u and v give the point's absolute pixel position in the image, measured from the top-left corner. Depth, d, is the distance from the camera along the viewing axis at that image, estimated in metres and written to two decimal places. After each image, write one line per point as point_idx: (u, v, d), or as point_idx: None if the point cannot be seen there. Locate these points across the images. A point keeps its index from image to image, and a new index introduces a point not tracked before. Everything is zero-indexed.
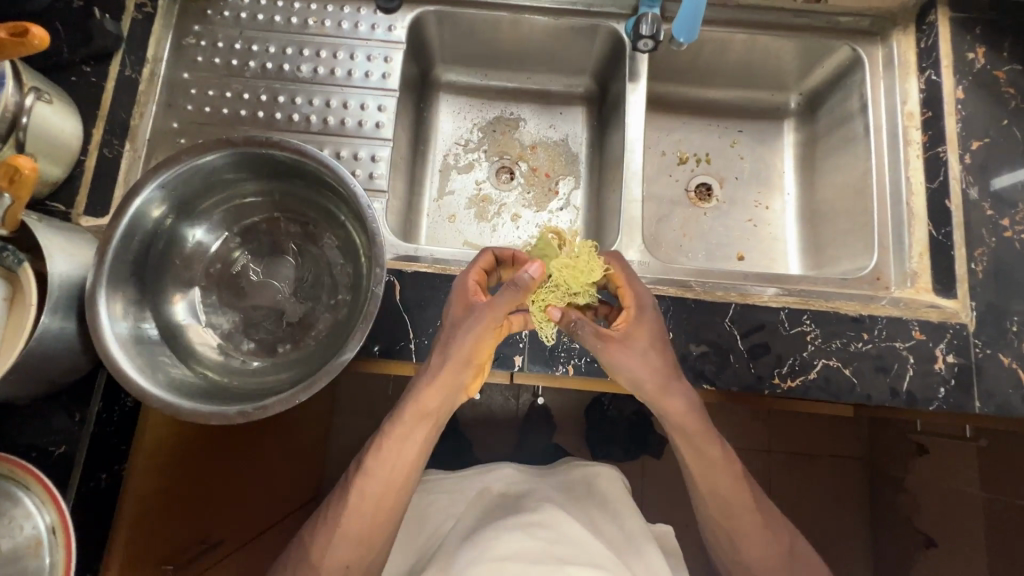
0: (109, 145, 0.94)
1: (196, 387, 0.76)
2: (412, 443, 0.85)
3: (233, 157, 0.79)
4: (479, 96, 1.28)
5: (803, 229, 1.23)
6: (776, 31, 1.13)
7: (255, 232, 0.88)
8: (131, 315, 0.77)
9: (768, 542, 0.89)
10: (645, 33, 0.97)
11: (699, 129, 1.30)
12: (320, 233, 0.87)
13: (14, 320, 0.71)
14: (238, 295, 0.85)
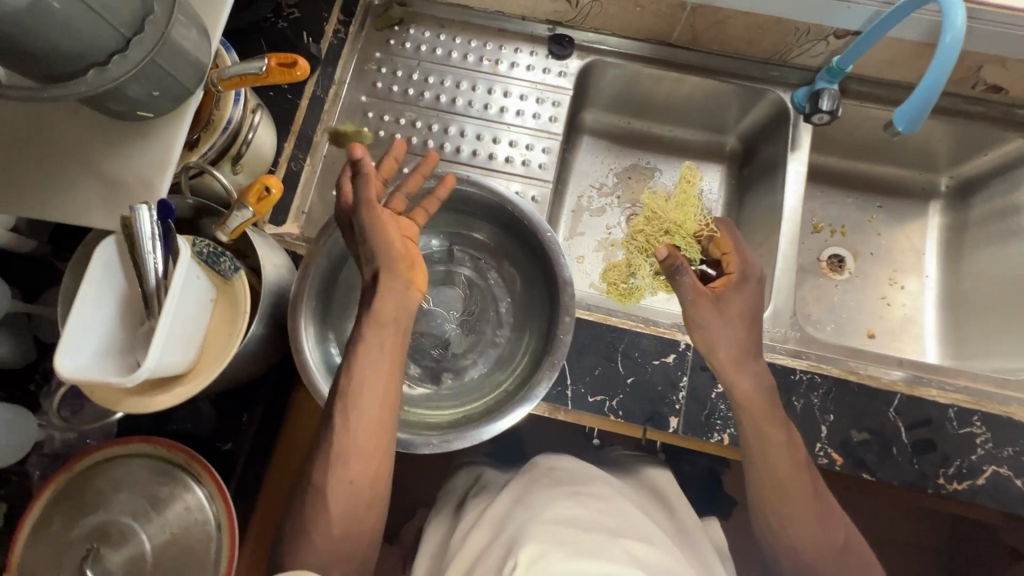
0: (295, 159, 1.00)
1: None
2: (379, 359, 0.70)
3: (431, 191, 0.85)
4: (620, 143, 1.29)
5: (943, 316, 1.19)
6: (944, 115, 1.12)
7: (429, 260, 0.93)
8: (323, 332, 0.81)
9: (839, 537, 0.76)
10: (826, 108, 0.99)
11: (838, 200, 1.28)
12: (490, 269, 0.92)
13: (220, 321, 0.76)
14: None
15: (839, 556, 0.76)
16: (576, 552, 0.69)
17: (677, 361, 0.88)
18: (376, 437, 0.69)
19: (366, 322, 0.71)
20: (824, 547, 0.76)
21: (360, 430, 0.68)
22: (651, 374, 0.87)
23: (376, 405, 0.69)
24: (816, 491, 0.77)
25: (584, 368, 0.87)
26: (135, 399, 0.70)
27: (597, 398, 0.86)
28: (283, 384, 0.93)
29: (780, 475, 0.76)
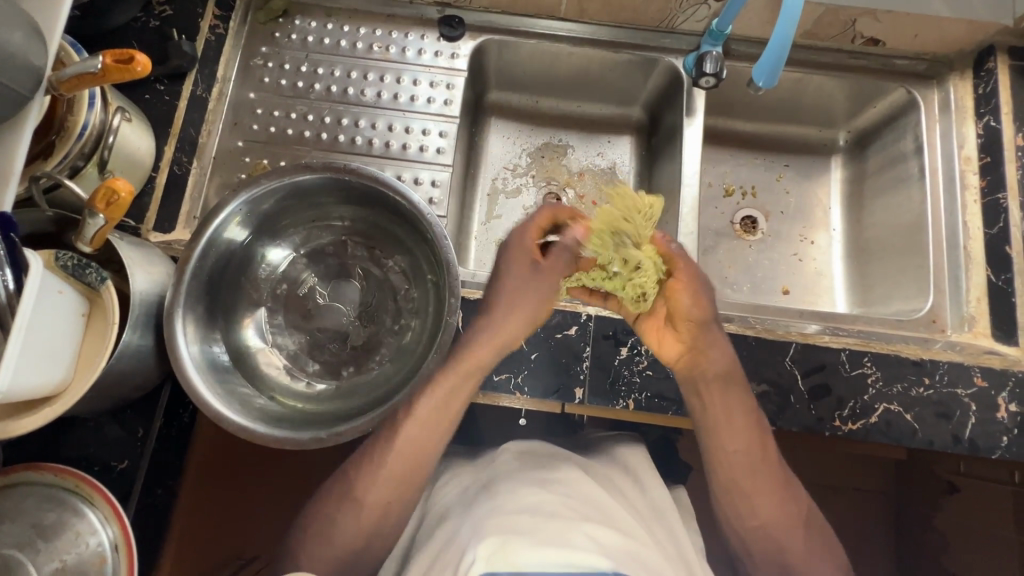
0: (179, 163, 0.96)
1: (266, 406, 0.80)
2: (457, 398, 0.80)
3: (314, 183, 0.85)
4: (529, 121, 1.28)
5: (850, 267, 1.23)
6: (830, 70, 1.15)
7: (324, 253, 0.93)
8: (207, 336, 0.80)
9: (800, 521, 0.80)
10: (710, 71, 1.03)
11: (747, 162, 1.31)
12: (386, 257, 0.93)
13: (94, 336, 0.73)
14: (305, 316, 0.90)
15: (795, 540, 0.79)
16: (539, 541, 0.65)
17: (579, 332, 0.88)
18: (422, 454, 0.79)
19: (451, 368, 0.79)
20: (786, 530, 0.79)
21: (403, 451, 0.78)
22: (555, 347, 0.88)
23: (427, 427, 0.79)
24: (778, 479, 0.80)
25: None
26: (5, 426, 0.67)
27: (502, 376, 0.86)
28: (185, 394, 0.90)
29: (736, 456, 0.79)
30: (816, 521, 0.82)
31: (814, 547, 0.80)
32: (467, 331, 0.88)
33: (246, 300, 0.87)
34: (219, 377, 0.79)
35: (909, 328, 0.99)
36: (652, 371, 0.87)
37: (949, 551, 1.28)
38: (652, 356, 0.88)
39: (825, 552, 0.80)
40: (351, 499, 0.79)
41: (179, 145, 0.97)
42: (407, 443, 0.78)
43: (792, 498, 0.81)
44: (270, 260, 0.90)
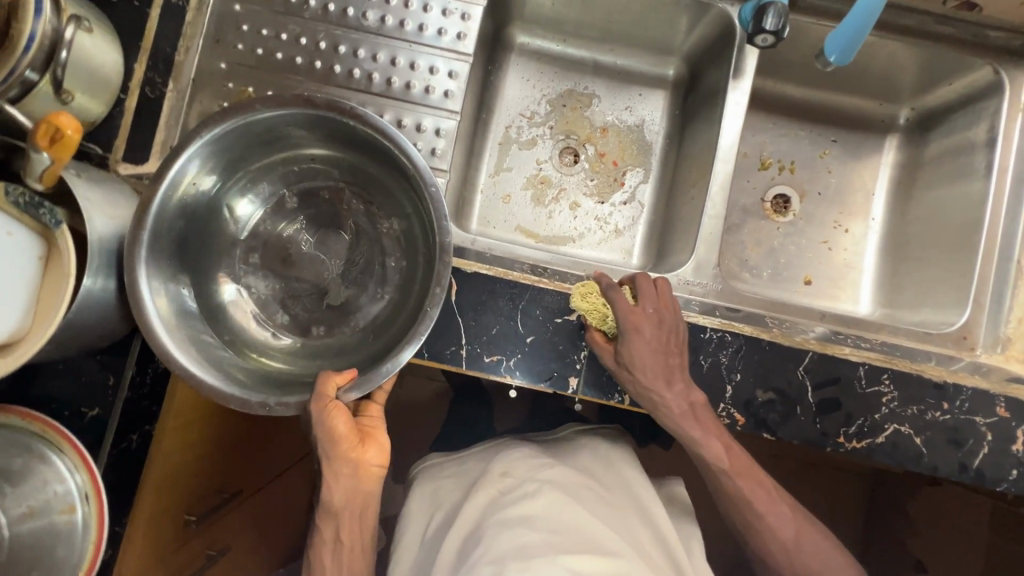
0: (151, 84, 0.85)
1: (229, 356, 0.76)
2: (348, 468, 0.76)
3: (304, 120, 0.75)
4: (552, 64, 1.16)
5: (883, 263, 1.14)
6: (909, 37, 0.98)
7: (315, 197, 0.86)
8: (172, 283, 0.74)
9: (797, 541, 0.77)
10: (769, 28, 0.84)
11: (790, 133, 1.18)
12: (383, 218, 0.85)
13: (48, 287, 0.67)
14: (284, 263, 0.84)
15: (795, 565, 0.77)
16: None
17: (580, 319, 0.82)
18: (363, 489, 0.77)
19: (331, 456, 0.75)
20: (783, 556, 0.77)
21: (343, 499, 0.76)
22: (553, 332, 0.81)
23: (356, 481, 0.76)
24: (762, 504, 0.78)
25: (480, 326, 0.81)
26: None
27: (493, 358, 0.81)
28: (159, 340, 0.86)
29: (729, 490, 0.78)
30: (814, 539, 0.78)
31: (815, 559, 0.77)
32: (461, 306, 0.81)
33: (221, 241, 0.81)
34: (184, 323, 0.74)
35: (935, 343, 0.92)
36: None
37: (916, 536, 1.27)
38: None
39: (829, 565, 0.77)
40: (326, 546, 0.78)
41: (150, 63, 0.85)
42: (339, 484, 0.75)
43: (785, 518, 0.78)
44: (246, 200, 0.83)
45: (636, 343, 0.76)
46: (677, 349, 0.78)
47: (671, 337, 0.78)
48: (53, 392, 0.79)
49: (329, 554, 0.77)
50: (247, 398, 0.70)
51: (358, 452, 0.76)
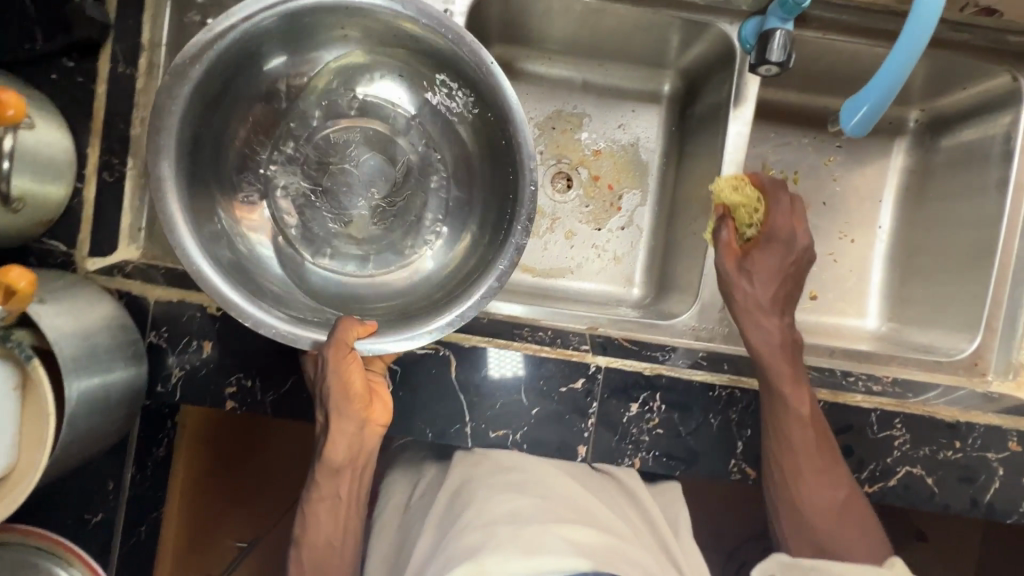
0: (109, 167, 0.78)
1: (242, 275, 0.77)
2: (348, 426, 0.73)
3: (423, 50, 0.81)
4: (538, 85, 1.08)
5: (890, 275, 1.11)
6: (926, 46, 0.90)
7: (375, 118, 0.90)
8: (192, 190, 0.76)
9: (824, 492, 0.75)
10: (774, 59, 0.77)
11: (792, 141, 1.12)
12: (439, 173, 0.90)
13: (27, 432, 0.63)
14: (318, 172, 0.87)
15: (815, 512, 0.75)
16: (525, 550, 0.65)
17: (586, 387, 0.79)
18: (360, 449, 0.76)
19: (332, 410, 0.72)
20: (805, 504, 0.76)
21: (340, 461, 0.74)
22: (558, 402, 0.79)
23: (354, 439, 0.74)
24: (801, 454, 0.76)
25: (483, 401, 0.79)
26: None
27: (499, 432, 0.79)
28: (155, 432, 0.83)
29: (787, 446, 0.76)
30: (844, 495, 0.76)
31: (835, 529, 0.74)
32: (462, 383, 0.79)
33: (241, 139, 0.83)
34: (201, 219, 0.75)
35: (946, 372, 0.90)
36: (662, 430, 0.80)
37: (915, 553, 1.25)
38: (664, 414, 0.80)
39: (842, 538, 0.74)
40: (314, 503, 0.77)
41: (105, 145, 0.78)
42: (335, 438, 0.73)
43: (813, 472, 0.76)
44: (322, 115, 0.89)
45: (756, 262, 0.81)
46: (793, 283, 0.82)
47: (796, 262, 0.81)
48: (53, 504, 0.76)
49: (325, 507, 0.78)
50: (252, 316, 0.71)
51: (364, 407, 0.73)
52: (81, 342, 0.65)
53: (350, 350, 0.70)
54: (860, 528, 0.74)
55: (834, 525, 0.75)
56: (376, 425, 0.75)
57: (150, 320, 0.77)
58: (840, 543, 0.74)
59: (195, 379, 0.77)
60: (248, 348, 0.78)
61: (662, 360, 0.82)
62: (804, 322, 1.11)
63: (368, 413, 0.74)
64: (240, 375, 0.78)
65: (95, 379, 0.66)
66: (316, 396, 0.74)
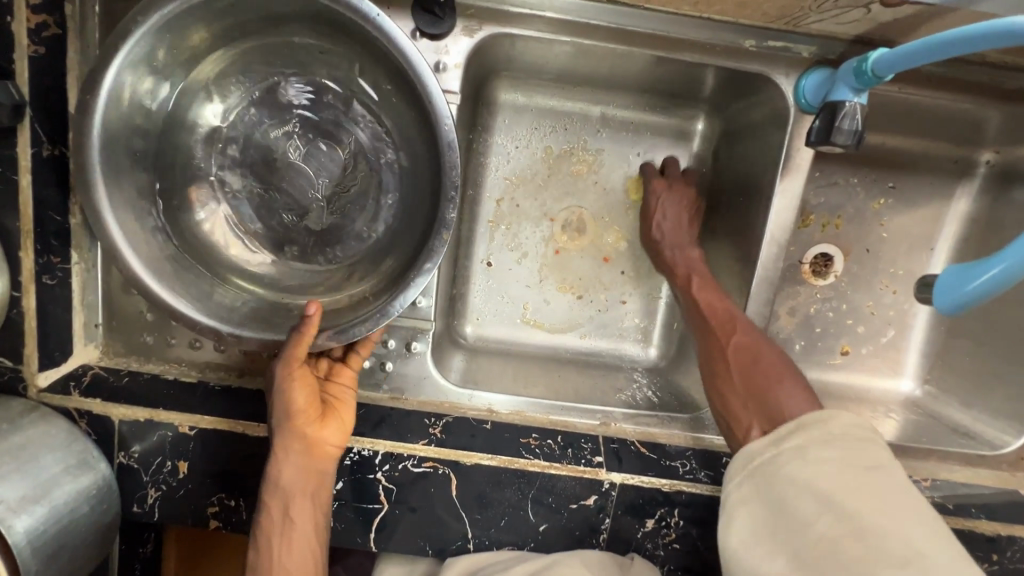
0: (49, 268, 0.67)
1: (204, 281, 0.66)
2: (297, 441, 0.63)
3: (330, 19, 0.61)
4: (550, 118, 0.93)
5: (932, 332, 1.01)
6: (1003, 98, 0.78)
7: (313, 99, 0.69)
8: (133, 173, 0.62)
9: (745, 356, 0.66)
10: (840, 143, 0.63)
11: (839, 181, 0.97)
12: (391, 147, 0.69)
13: None
14: (264, 169, 0.69)
15: (744, 386, 0.64)
16: None
17: (599, 503, 0.73)
18: (314, 470, 0.64)
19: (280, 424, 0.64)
20: (727, 375, 0.67)
21: (288, 484, 0.63)
22: (568, 519, 0.73)
23: (303, 458, 0.64)
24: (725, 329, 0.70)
25: (487, 518, 0.73)
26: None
27: (505, 549, 0.74)
28: (138, 537, 0.78)
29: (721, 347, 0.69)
30: (764, 358, 0.65)
31: (847, 482, 0.47)
32: (464, 500, 0.72)
33: (186, 133, 0.66)
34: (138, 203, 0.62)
35: (989, 466, 0.84)
36: (680, 545, 0.75)
37: None
38: (682, 530, 0.74)
39: (871, 505, 0.45)
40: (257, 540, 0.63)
41: (39, 245, 0.65)
42: (280, 451, 0.63)
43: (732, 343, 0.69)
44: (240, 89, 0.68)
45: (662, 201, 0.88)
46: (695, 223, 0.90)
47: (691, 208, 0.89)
48: None
49: (276, 534, 0.63)
50: (206, 325, 0.61)
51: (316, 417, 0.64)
52: (18, 477, 0.58)
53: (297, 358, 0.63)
54: (788, 385, 0.61)
55: (758, 381, 0.63)
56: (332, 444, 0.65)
57: (118, 441, 0.69)
58: (774, 400, 0.60)
59: (173, 500, 0.71)
60: (227, 466, 0.70)
61: (683, 473, 0.75)
62: (831, 382, 1.02)
63: (319, 426, 0.64)
64: (222, 494, 0.71)
65: (45, 513, 0.59)
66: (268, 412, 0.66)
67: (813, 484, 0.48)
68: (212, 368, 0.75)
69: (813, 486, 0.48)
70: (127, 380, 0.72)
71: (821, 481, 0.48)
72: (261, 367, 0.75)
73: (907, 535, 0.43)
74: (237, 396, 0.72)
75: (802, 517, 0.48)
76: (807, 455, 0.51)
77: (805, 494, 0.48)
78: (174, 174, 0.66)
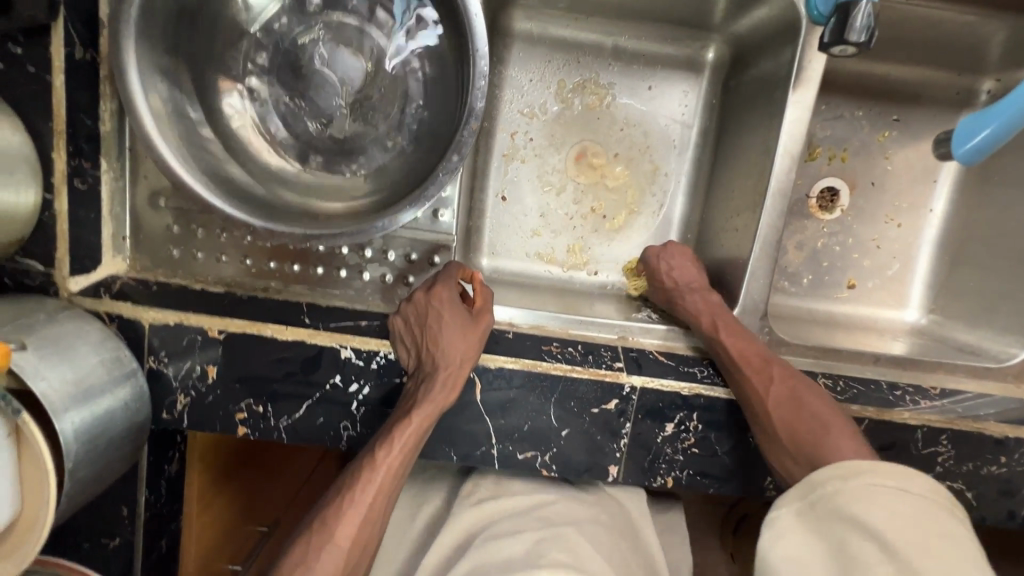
0: (81, 173, 0.68)
1: (232, 181, 0.67)
2: (455, 335, 0.68)
3: None
4: (564, 50, 0.95)
5: (935, 263, 1.04)
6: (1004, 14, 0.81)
7: (338, 6, 0.69)
8: (164, 69, 0.63)
9: (789, 411, 0.70)
10: (852, 40, 0.65)
11: (845, 114, 1.00)
12: (415, 55, 0.70)
13: (26, 485, 0.57)
14: (291, 76, 0.70)
15: (798, 450, 0.68)
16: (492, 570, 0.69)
17: (619, 408, 0.75)
18: (464, 365, 0.68)
19: (443, 317, 0.68)
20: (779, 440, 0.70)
21: (444, 369, 0.67)
22: (589, 424, 0.75)
23: (460, 348, 0.68)
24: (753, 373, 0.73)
25: (510, 424, 0.75)
26: (18, 550, 0.57)
27: (527, 454, 0.75)
28: (165, 452, 0.79)
29: (765, 412, 0.71)
30: (806, 416, 0.69)
31: (916, 537, 0.50)
32: (487, 405, 0.74)
33: (215, 37, 0.67)
34: (169, 99, 0.63)
35: (995, 378, 0.86)
36: (697, 450, 0.76)
37: None
38: (700, 434, 0.76)
39: (955, 574, 0.47)
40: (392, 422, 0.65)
41: (72, 148, 0.66)
42: (437, 336, 0.67)
43: (772, 390, 0.71)
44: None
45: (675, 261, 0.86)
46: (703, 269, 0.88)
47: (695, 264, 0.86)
48: (81, 521, 0.77)
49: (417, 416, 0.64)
50: (237, 217, 0.62)
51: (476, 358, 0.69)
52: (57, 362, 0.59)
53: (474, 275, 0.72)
54: (844, 441, 0.66)
55: (806, 435, 0.68)
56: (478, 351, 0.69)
57: (147, 347, 0.70)
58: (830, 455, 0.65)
59: (202, 406, 0.72)
60: (255, 372, 0.72)
61: (701, 378, 0.76)
62: (838, 314, 1.05)
63: (475, 329, 0.69)
64: (249, 401, 0.72)
65: (85, 401, 0.60)
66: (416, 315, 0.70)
67: (877, 530, 0.51)
68: (238, 282, 0.76)
69: (878, 540, 0.51)
70: (156, 290, 0.73)
71: (895, 535, 0.51)
72: (284, 280, 0.77)
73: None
74: (261, 305, 0.74)
75: (861, 557, 0.51)
76: (872, 501, 0.54)
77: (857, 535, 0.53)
78: (203, 78, 0.68)
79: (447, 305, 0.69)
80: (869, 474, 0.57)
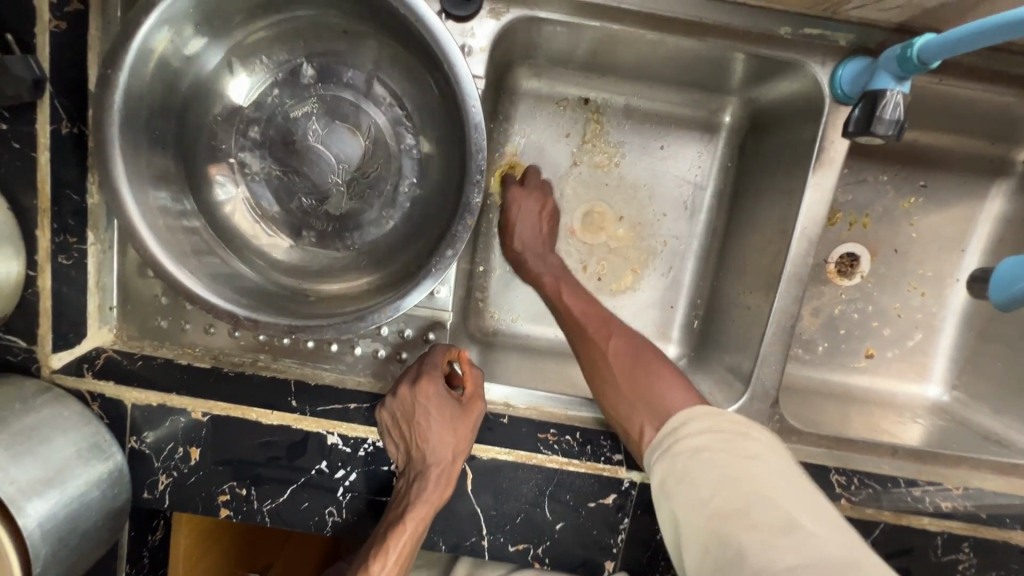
0: (65, 249, 0.66)
1: (220, 262, 0.65)
2: (444, 432, 0.65)
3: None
4: (574, 107, 0.91)
5: (960, 336, 0.98)
6: None
7: (333, 80, 0.68)
8: (152, 150, 0.61)
9: (624, 359, 0.68)
10: (881, 133, 0.60)
11: (868, 178, 0.94)
12: (411, 131, 0.69)
13: None
14: (285, 152, 0.68)
15: (630, 392, 0.65)
16: None
17: (617, 502, 0.71)
18: (456, 462, 0.65)
19: (431, 410, 0.65)
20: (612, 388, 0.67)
21: (435, 468, 0.64)
22: (586, 518, 0.71)
23: (450, 446, 0.65)
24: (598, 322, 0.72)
25: (502, 515, 0.71)
26: None
27: (520, 546, 0.72)
28: (147, 525, 0.77)
29: (605, 362, 0.69)
30: (630, 356, 0.67)
31: (728, 467, 0.52)
32: (479, 495, 0.71)
33: (210, 113, 0.66)
34: (155, 180, 0.61)
35: None
36: None
37: None
38: None
39: (762, 485, 0.50)
40: (386, 526, 0.63)
41: (56, 224, 0.64)
42: (425, 432, 0.64)
43: (611, 348, 0.69)
44: (264, 70, 0.67)
45: (519, 207, 0.85)
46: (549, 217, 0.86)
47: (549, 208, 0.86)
48: None
49: (409, 524, 0.62)
50: (224, 307, 0.60)
51: (468, 451, 0.67)
52: (31, 458, 0.57)
53: (461, 360, 0.68)
54: (662, 381, 0.64)
55: (637, 377, 0.66)
56: (470, 444, 0.66)
57: (131, 425, 0.68)
58: (659, 399, 0.62)
59: (184, 487, 0.70)
60: (238, 454, 0.69)
61: None
62: (855, 386, 0.99)
63: (467, 422, 0.66)
64: (233, 483, 0.70)
65: (57, 494, 0.58)
66: (400, 408, 0.66)
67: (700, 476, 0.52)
68: (228, 354, 0.73)
69: (704, 479, 0.52)
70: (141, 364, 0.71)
71: (721, 465, 0.52)
72: (273, 354, 0.73)
73: (790, 511, 0.48)
74: (249, 381, 0.71)
75: (695, 503, 0.51)
76: (702, 448, 0.54)
77: (703, 474, 0.52)
78: (194, 155, 0.66)
79: (434, 398, 0.65)
80: (691, 424, 0.57)
